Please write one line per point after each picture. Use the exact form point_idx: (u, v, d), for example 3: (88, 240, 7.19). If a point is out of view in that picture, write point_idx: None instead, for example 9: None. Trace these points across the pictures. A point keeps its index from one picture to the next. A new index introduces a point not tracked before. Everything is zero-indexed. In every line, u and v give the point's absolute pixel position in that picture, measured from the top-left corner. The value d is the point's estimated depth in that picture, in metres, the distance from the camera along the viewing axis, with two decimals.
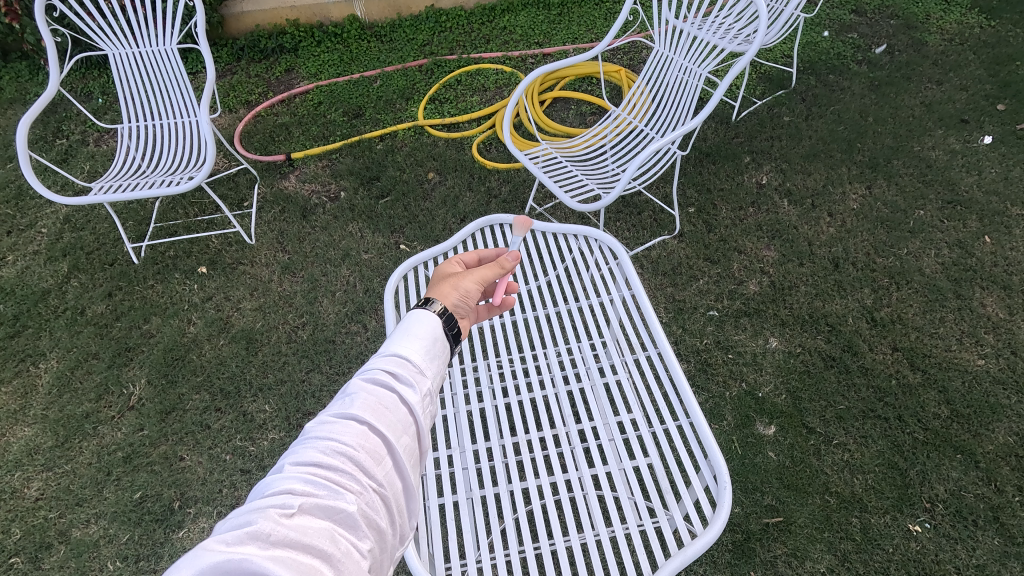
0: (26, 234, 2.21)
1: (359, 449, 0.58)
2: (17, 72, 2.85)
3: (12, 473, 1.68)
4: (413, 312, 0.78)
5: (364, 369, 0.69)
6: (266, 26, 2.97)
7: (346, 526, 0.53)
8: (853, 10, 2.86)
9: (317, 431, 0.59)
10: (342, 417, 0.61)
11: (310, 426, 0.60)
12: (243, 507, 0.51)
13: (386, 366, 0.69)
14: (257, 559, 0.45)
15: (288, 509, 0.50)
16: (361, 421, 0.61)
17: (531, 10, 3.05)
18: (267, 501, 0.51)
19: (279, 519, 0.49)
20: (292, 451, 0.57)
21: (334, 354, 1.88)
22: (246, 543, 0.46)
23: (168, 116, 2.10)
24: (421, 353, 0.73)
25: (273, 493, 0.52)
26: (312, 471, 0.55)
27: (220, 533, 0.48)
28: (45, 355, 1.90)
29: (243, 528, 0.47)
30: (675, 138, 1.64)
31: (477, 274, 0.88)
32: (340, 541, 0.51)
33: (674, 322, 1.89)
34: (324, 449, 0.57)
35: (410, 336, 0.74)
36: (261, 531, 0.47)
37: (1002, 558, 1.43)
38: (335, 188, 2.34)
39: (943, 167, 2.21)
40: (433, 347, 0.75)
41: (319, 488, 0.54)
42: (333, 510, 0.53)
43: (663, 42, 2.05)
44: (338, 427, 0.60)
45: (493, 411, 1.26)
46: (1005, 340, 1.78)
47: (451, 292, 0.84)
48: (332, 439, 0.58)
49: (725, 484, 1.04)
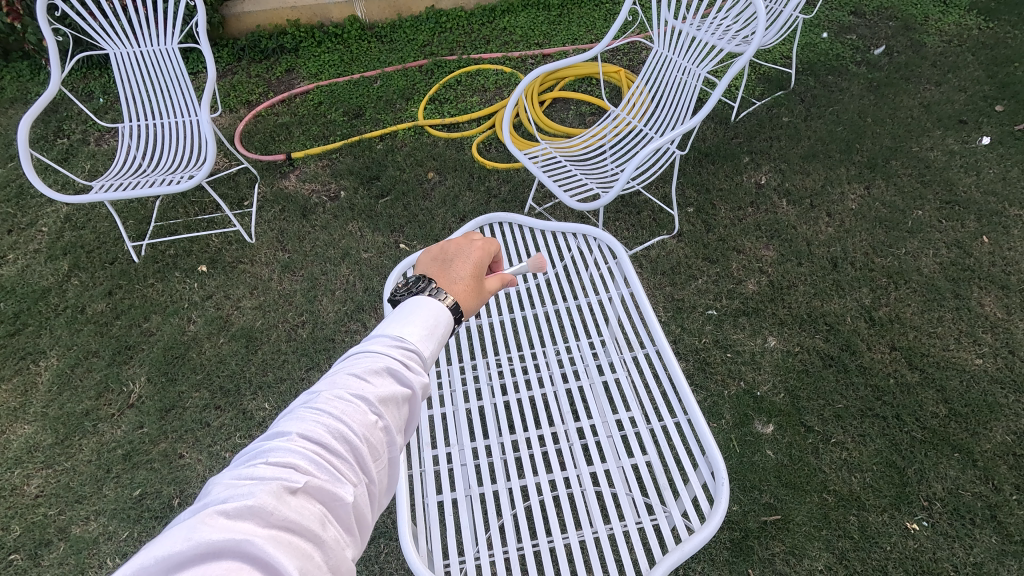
0: (27, 232, 2.22)
1: (364, 439, 0.59)
2: (18, 71, 2.86)
3: (12, 470, 1.68)
4: (430, 302, 0.78)
5: (376, 349, 0.68)
6: (267, 26, 2.98)
7: (337, 515, 0.54)
8: (853, 11, 2.87)
9: (326, 406, 0.59)
10: (353, 398, 0.61)
11: (316, 401, 0.59)
12: (242, 475, 0.51)
13: (397, 352, 0.69)
14: (259, 542, 0.45)
15: (291, 488, 0.51)
16: (371, 407, 0.61)
17: (531, 11, 3.06)
18: (270, 473, 0.51)
19: (281, 497, 0.49)
20: (295, 422, 0.57)
21: (334, 352, 1.88)
22: (248, 520, 0.46)
23: (169, 115, 2.11)
24: (424, 343, 0.74)
25: (276, 465, 0.52)
26: (314, 451, 0.55)
27: (218, 500, 0.48)
28: (45, 353, 1.91)
29: (246, 503, 0.47)
30: (674, 138, 1.64)
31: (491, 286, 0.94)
32: (331, 531, 0.52)
33: (672, 321, 1.90)
34: (330, 429, 0.57)
35: (424, 327, 0.75)
36: (264, 509, 0.48)
37: (1000, 557, 1.43)
38: (335, 187, 2.35)
39: (942, 168, 2.21)
40: (436, 341, 0.76)
41: (321, 471, 0.54)
42: (330, 497, 0.53)
43: (663, 43, 2.05)
44: (348, 408, 0.60)
45: (491, 409, 1.26)
46: (1003, 340, 1.78)
47: (469, 298, 0.87)
48: (341, 421, 0.58)
49: (722, 480, 1.04)
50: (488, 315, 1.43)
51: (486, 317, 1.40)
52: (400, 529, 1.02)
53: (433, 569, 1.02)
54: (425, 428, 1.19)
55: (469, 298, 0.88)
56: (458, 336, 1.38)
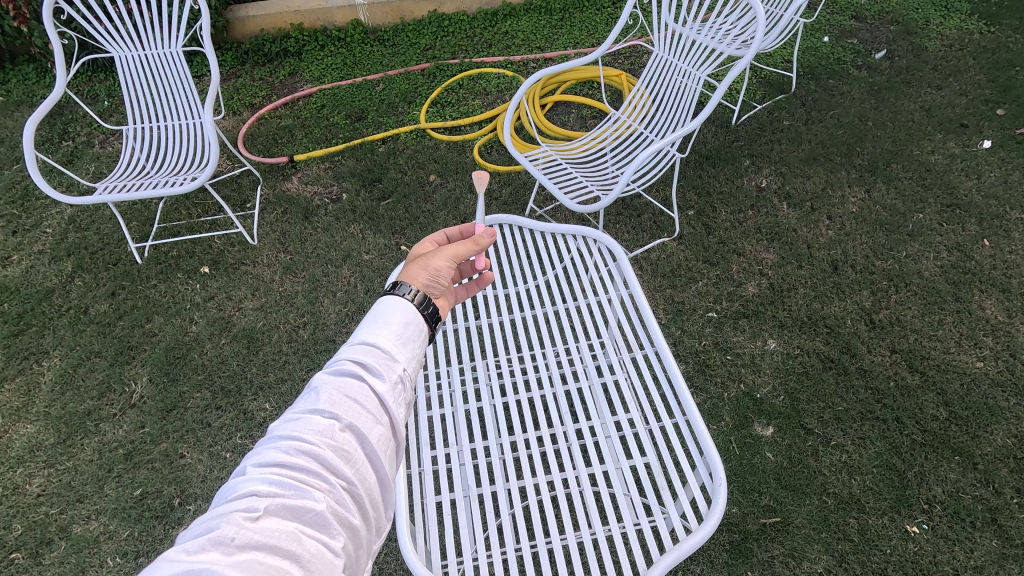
0: (32, 233, 2.24)
1: (325, 446, 0.61)
2: (24, 74, 2.89)
3: (14, 469, 1.69)
4: (385, 298, 0.80)
5: (332, 360, 0.71)
6: (271, 30, 3.01)
7: (315, 526, 0.56)
8: (854, 15, 2.88)
9: (282, 429, 0.62)
10: (308, 413, 0.64)
11: (276, 426, 0.63)
12: (208, 514, 0.54)
13: (359, 358, 0.71)
14: (220, 568, 0.47)
15: (253, 512, 0.53)
16: (328, 416, 0.64)
17: (533, 15, 3.08)
18: (232, 505, 0.54)
19: (243, 523, 0.52)
20: (255, 454, 0.60)
21: (334, 354, 1.89)
22: (210, 550, 0.49)
23: (173, 117, 2.12)
24: (393, 338, 0.75)
25: (238, 497, 0.55)
26: (276, 472, 0.58)
27: (184, 541, 0.51)
28: (48, 353, 1.92)
29: (205, 536, 0.50)
30: (675, 139, 1.62)
31: (450, 250, 0.92)
32: (307, 542, 0.54)
33: (672, 323, 1.90)
34: (287, 449, 0.60)
35: (382, 323, 0.76)
36: (224, 538, 0.50)
37: (1000, 560, 1.42)
38: (337, 189, 2.36)
39: (942, 171, 2.21)
40: (406, 332, 0.77)
41: (285, 488, 0.57)
42: (300, 511, 0.56)
43: (663, 46, 2.05)
44: (303, 424, 0.62)
45: (491, 410, 1.26)
46: (1004, 343, 1.78)
47: (421, 272, 0.87)
48: (297, 438, 0.61)
49: (720, 481, 1.05)
50: (488, 316, 1.42)
51: (485, 318, 1.40)
52: (398, 527, 1.01)
53: (431, 568, 1.01)
54: (423, 427, 1.19)
55: (423, 273, 0.87)
56: (458, 336, 1.38)
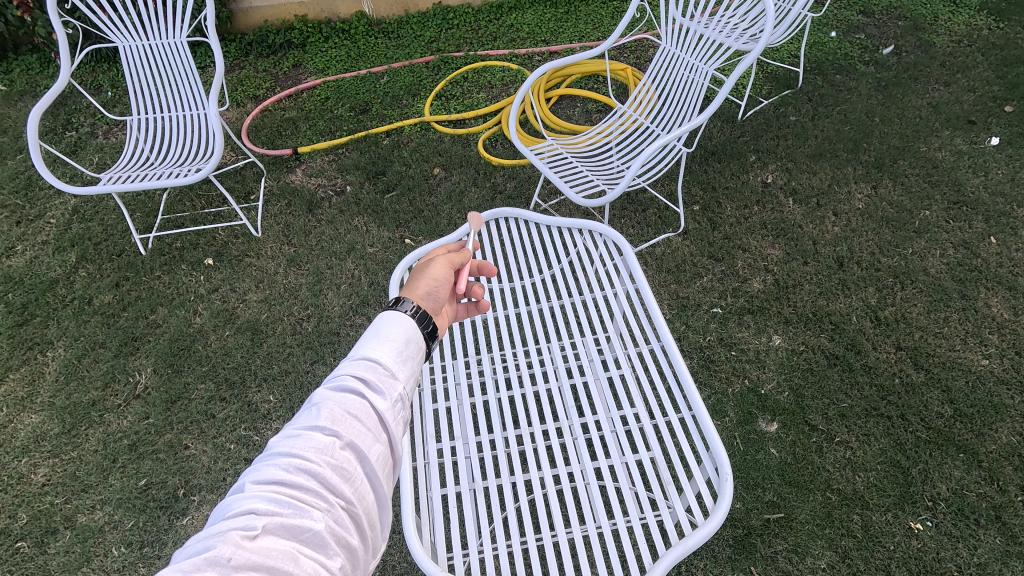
0: (35, 224, 2.23)
1: (325, 465, 0.61)
2: (28, 64, 2.88)
3: (20, 458, 1.69)
4: (385, 313, 0.80)
5: (333, 375, 0.71)
6: (274, 21, 2.99)
7: (312, 546, 0.56)
8: (861, 10, 2.86)
9: (281, 446, 0.62)
10: (308, 430, 0.63)
11: (274, 441, 0.62)
12: (204, 533, 0.54)
13: (359, 373, 0.71)
14: None
15: (250, 531, 0.53)
16: (329, 433, 0.64)
17: (538, 8, 3.05)
18: (229, 523, 0.54)
19: (240, 542, 0.52)
20: (253, 470, 0.60)
21: (339, 346, 1.89)
22: (204, 570, 0.49)
23: (177, 108, 2.11)
24: (393, 354, 0.75)
25: (234, 515, 0.55)
26: (274, 490, 0.58)
27: (179, 561, 0.51)
28: (52, 344, 1.92)
29: (202, 555, 0.50)
30: (681, 134, 1.59)
31: (445, 267, 0.96)
32: (303, 562, 0.54)
33: (676, 319, 1.90)
34: (286, 467, 0.60)
35: (383, 339, 0.76)
36: (220, 557, 0.50)
37: (1003, 558, 1.42)
38: (341, 182, 2.35)
39: (950, 168, 2.20)
40: (406, 348, 0.78)
41: (284, 506, 0.57)
42: (298, 531, 0.56)
43: (671, 40, 2.02)
44: (304, 441, 0.62)
45: (496, 403, 1.25)
46: (1010, 341, 1.77)
47: (421, 286, 0.90)
48: (297, 455, 0.61)
49: (726, 475, 1.04)
50: (494, 310, 1.42)
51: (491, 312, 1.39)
52: (404, 519, 1.01)
53: (437, 561, 1.01)
54: (428, 420, 1.18)
55: (422, 286, 0.90)
56: (465, 329, 1.37)
